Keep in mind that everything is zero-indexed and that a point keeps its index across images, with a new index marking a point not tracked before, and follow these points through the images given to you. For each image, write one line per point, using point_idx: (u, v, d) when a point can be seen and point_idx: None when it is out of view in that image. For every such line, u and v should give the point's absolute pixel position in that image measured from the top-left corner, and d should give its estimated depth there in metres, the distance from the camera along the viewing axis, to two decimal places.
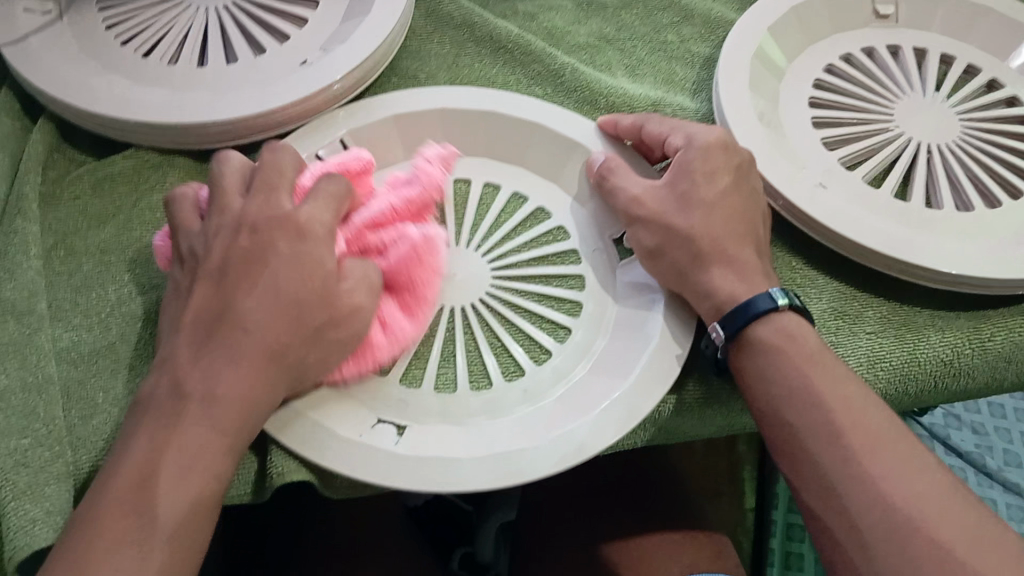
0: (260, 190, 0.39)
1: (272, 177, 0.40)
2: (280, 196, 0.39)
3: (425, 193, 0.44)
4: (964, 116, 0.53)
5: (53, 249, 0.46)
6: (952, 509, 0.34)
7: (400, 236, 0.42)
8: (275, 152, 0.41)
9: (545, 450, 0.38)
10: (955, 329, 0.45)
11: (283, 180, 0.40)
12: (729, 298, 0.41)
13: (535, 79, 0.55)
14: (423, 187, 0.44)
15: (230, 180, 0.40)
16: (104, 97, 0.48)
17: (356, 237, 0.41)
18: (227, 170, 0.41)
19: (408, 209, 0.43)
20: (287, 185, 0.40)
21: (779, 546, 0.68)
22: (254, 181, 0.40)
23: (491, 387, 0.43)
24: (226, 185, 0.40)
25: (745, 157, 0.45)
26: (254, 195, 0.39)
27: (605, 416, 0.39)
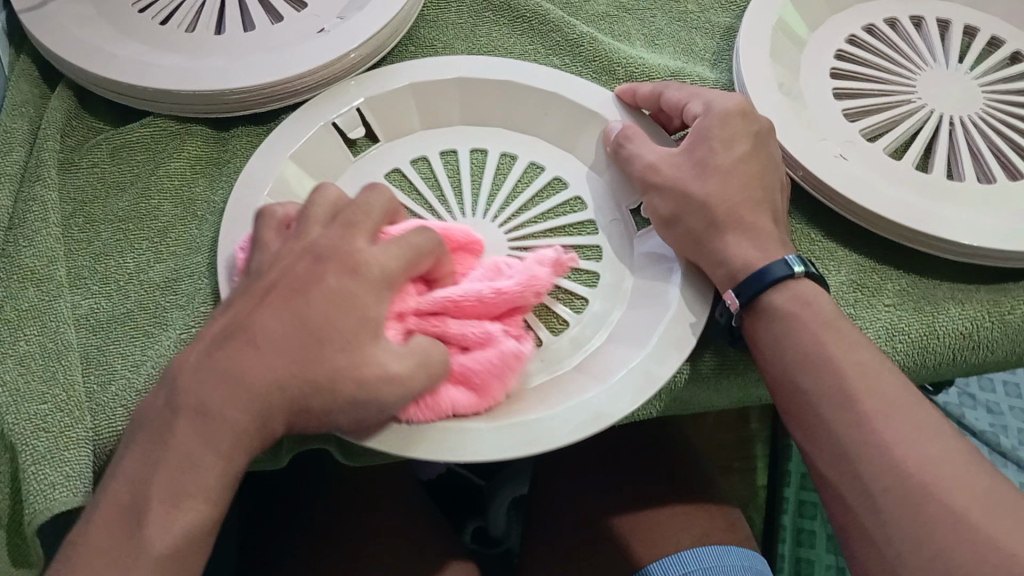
0: (341, 223, 0.37)
1: (357, 216, 0.37)
2: (357, 235, 0.37)
3: (520, 294, 0.40)
4: (987, 87, 0.52)
5: (71, 217, 0.46)
6: (970, 473, 0.34)
7: (477, 332, 0.38)
8: (374, 194, 0.39)
9: (562, 417, 0.38)
10: (974, 301, 0.45)
11: (366, 220, 0.37)
12: (745, 266, 0.41)
13: (554, 48, 0.54)
14: (524, 287, 0.40)
15: (319, 208, 0.38)
16: (121, 64, 0.48)
17: (431, 311, 0.38)
18: (320, 199, 0.38)
19: (499, 303, 0.39)
20: (371, 226, 0.37)
21: (791, 522, 0.71)
22: (341, 216, 0.37)
23: None
24: (312, 214, 0.38)
25: (763, 125, 0.45)
26: (333, 227, 0.37)
27: (622, 382, 0.39)
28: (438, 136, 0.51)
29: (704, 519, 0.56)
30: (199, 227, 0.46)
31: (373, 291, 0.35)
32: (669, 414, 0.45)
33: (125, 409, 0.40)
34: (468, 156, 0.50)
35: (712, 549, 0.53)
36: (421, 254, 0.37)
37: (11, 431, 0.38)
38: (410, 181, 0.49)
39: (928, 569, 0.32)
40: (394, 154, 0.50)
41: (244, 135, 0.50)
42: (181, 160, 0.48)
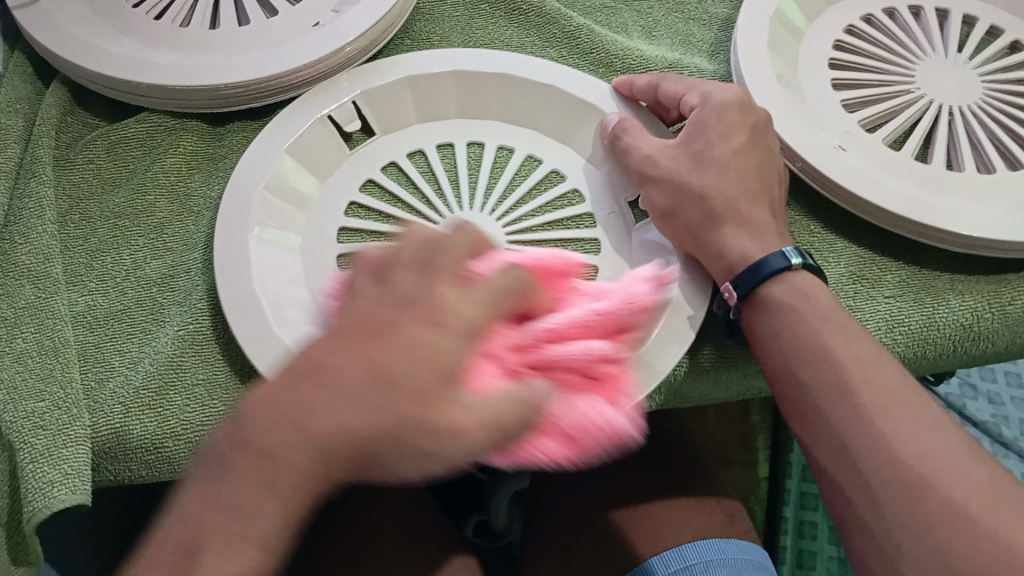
0: (428, 267, 0.34)
1: (440, 263, 0.34)
2: (439, 287, 0.33)
3: (622, 311, 0.36)
4: (986, 77, 0.52)
5: (67, 214, 0.46)
6: (970, 465, 0.34)
7: (586, 360, 0.34)
8: (459, 236, 0.36)
9: None
10: (974, 292, 0.45)
11: (450, 262, 0.34)
12: (742, 259, 0.41)
13: (551, 40, 0.54)
14: (625, 305, 0.36)
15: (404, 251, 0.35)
16: (116, 60, 0.47)
17: (530, 345, 0.34)
18: (405, 241, 0.35)
19: (601, 325, 0.35)
20: (451, 274, 0.34)
21: (793, 515, 0.69)
22: (426, 262, 0.34)
23: None
24: (398, 257, 0.34)
25: (761, 117, 0.44)
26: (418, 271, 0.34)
27: None
28: (435, 130, 0.51)
29: (706, 511, 0.56)
30: (195, 223, 0.46)
31: (456, 341, 0.31)
32: (668, 408, 0.45)
33: (123, 407, 0.39)
34: (465, 149, 0.50)
35: (712, 540, 0.53)
36: (507, 290, 0.33)
37: (9, 429, 0.38)
38: (407, 175, 0.49)
39: (928, 561, 0.32)
40: (391, 147, 0.50)
41: (240, 130, 0.49)
42: (177, 155, 0.48)
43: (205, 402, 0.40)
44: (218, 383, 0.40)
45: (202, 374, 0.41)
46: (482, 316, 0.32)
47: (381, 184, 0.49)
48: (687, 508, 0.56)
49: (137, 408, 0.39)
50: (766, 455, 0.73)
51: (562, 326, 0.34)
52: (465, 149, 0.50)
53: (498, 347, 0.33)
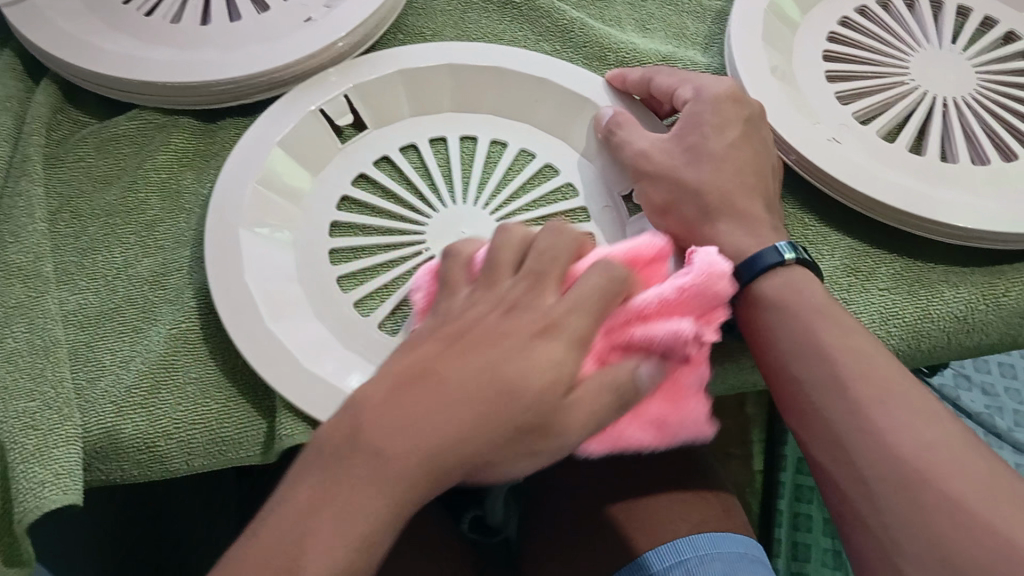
0: (533, 275, 0.35)
1: (542, 265, 0.35)
2: (544, 290, 0.34)
3: (705, 288, 0.35)
4: (980, 68, 0.52)
5: (58, 212, 0.46)
6: (966, 455, 0.34)
7: (674, 342, 0.34)
8: (547, 237, 0.36)
9: None
10: (969, 284, 0.45)
11: (553, 269, 0.35)
12: (735, 253, 0.41)
13: (543, 34, 0.54)
14: (707, 280, 0.35)
15: (505, 256, 0.36)
16: (107, 57, 0.47)
17: (624, 343, 0.34)
18: (504, 243, 0.37)
19: (686, 308, 0.35)
20: (557, 274, 0.35)
21: (787, 507, 0.69)
22: (526, 265, 0.35)
23: None
24: (498, 261, 0.36)
25: (755, 110, 0.44)
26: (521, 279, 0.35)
27: None
28: (428, 124, 0.50)
29: (703, 505, 0.56)
30: (187, 221, 0.46)
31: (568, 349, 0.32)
32: None
33: (115, 406, 0.39)
34: (458, 144, 0.50)
35: (707, 534, 0.53)
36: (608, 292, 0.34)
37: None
38: (400, 170, 0.49)
39: (923, 553, 0.32)
40: (384, 141, 0.50)
41: (232, 126, 0.49)
42: (168, 153, 0.48)
43: (198, 400, 0.40)
44: (211, 381, 0.40)
45: (195, 372, 0.40)
46: (589, 326, 0.33)
47: (374, 179, 0.48)
48: (680, 505, 0.55)
49: (129, 407, 0.39)
50: (761, 447, 0.73)
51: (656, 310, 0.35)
52: (458, 143, 0.50)
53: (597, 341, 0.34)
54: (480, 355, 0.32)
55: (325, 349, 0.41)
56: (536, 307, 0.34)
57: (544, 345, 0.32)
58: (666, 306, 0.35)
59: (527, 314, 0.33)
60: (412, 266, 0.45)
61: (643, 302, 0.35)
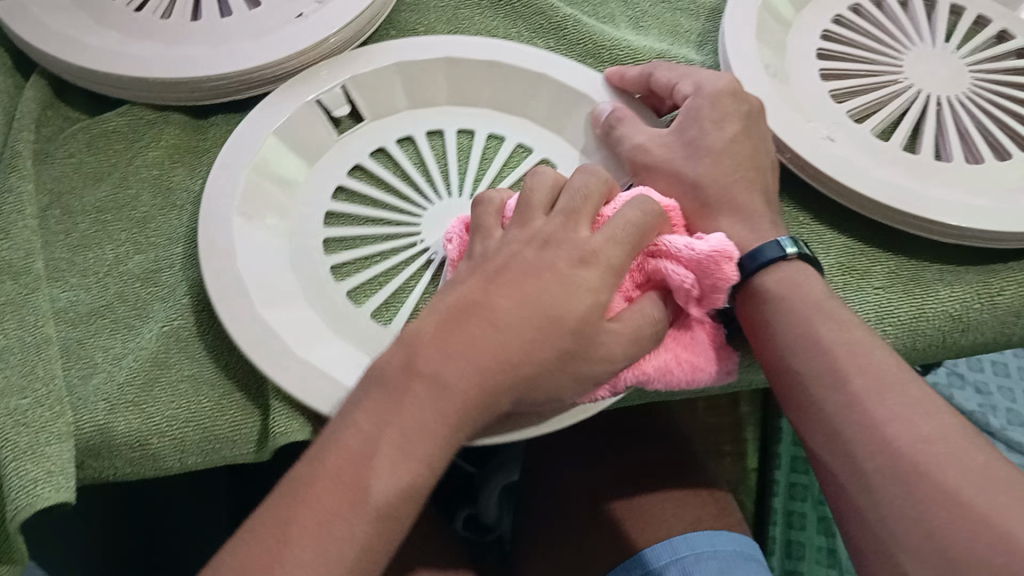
0: (566, 212, 0.37)
1: (577, 203, 0.37)
2: (579, 223, 0.37)
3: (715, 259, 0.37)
4: (974, 66, 0.52)
5: (49, 208, 0.45)
6: (965, 448, 0.33)
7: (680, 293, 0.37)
8: (580, 175, 0.39)
9: None
10: (964, 283, 0.45)
11: (588, 207, 0.37)
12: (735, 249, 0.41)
13: (537, 32, 0.53)
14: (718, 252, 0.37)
15: (540, 195, 0.38)
16: (97, 52, 0.47)
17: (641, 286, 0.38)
18: (538, 183, 0.39)
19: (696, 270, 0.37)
20: (590, 211, 0.38)
21: (782, 506, 0.70)
22: (561, 204, 0.38)
23: None
24: (532, 199, 0.38)
25: (753, 105, 0.44)
26: (557, 215, 0.37)
27: None
28: (424, 116, 0.50)
29: (698, 502, 0.56)
30: (179, 217, 0.45)
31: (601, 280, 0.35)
32: (659, 399, 0.44)
33: (108, 404, 0.39)
34: (454, 138, 0.49)
35: (702, 532, 0.53)
36: (636, 230, 0.36)
37: None
38: (397, 162, 0.49)
39: (922, 546, 0.32)
40: (379, 133, 0.49)
41: (223, 123, 0.49)
42: (159, 149, 0.47)
43: (191, 397, 0.40)
44: (204, 379, 0.40)
45: (188, 370, 0.40)
46: (622, 257, 0.36)
47: (369, 170, 0.48)
48: (678, 500, 0.55)
49: (122, 405, 0.39)
50: (755, 445, 0.73)
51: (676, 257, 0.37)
52: (455, 137, 0.49)
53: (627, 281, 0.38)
54: (523, 290, 0.35)
55: (319, 344, 0.40)
56: (573, 239, 0.36)
57: (584, 276, 0.35)
58: (680, 262, 0.37)
59: (565, 246, 0.36)
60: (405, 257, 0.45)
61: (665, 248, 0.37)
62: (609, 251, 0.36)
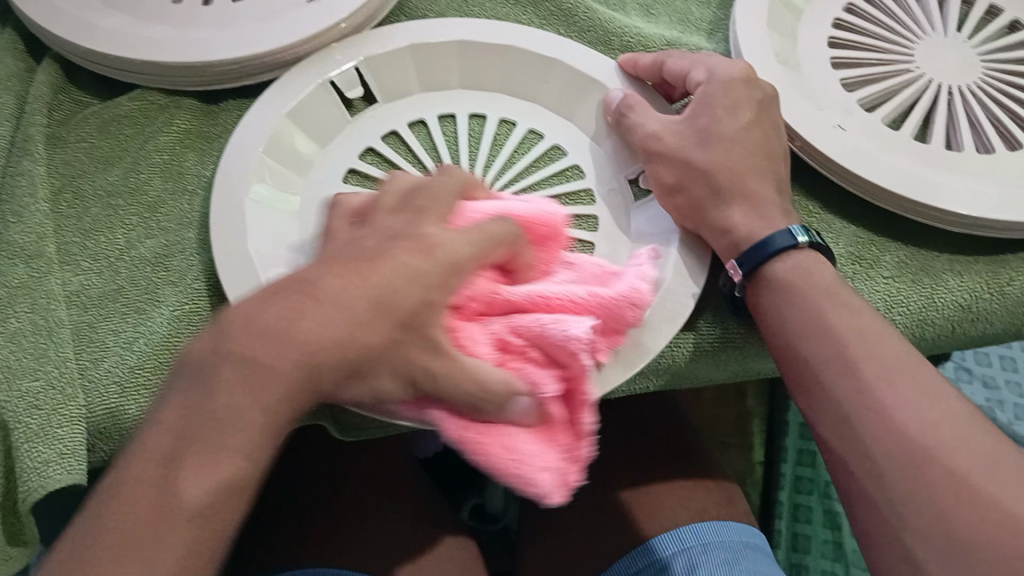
0: (412, 206, 0.36)
1: (428, 202, 0.36)
2: (427, 220, 0.35)
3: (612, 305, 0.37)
4: (986, 56, 0.52)
5: (60, 192, 0.45)
6: (974, 435, 0.34)
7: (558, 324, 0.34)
8: (442, 177, 0.38)
9: None
10: (974, 273, 0.45)
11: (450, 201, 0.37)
12: (747, 235, 0.41)
13: (548, 18, 0.53)
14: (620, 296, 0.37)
15: (398, 184, 0.38)
16: (108, 36, 0.47)
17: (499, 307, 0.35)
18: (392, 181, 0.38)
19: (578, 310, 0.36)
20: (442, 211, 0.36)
21: (788, 498, 0.70)
22: (413, 201, 0.36)
23: None
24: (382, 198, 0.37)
25: (767, 92, 0.44)
26: (400, 211, 0.36)
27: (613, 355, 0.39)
28: (438, 98, 0.50)
29: (703, 492, 0.56)
30: (189, 203, 0.45)
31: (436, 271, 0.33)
32: (664, 388, 0.45)
33: (120, 388, 0.39)
34: (466, 122, 0.50)
35: (708, 522, 0.53)
36: (495, 242, 0.35)
37: (4, 408, 0.37)
38: (408, 145, 0.49)
39: (932, 532, 0.32)
40: (392, 115, 0.49)
41: (234, 108, 0.49)
42: (170, 134, 0.47)
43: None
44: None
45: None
46: (467, 252, 0.34)
47: (380, 153, 0.48)
48: (681, 490, 0.56)
49: (134, 387, 0.39)
50: (761, 439, 0.73)
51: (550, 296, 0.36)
52: (466, 121, 0.50)
53: (479, 297, 0.35)
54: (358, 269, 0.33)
55: None
56: (417, 234, 0.34)
57: (420, 265, 0.33)
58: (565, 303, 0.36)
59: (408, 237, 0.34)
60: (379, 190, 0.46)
61: (553, 294, 0.36)
62: (454, 244, 0.34)
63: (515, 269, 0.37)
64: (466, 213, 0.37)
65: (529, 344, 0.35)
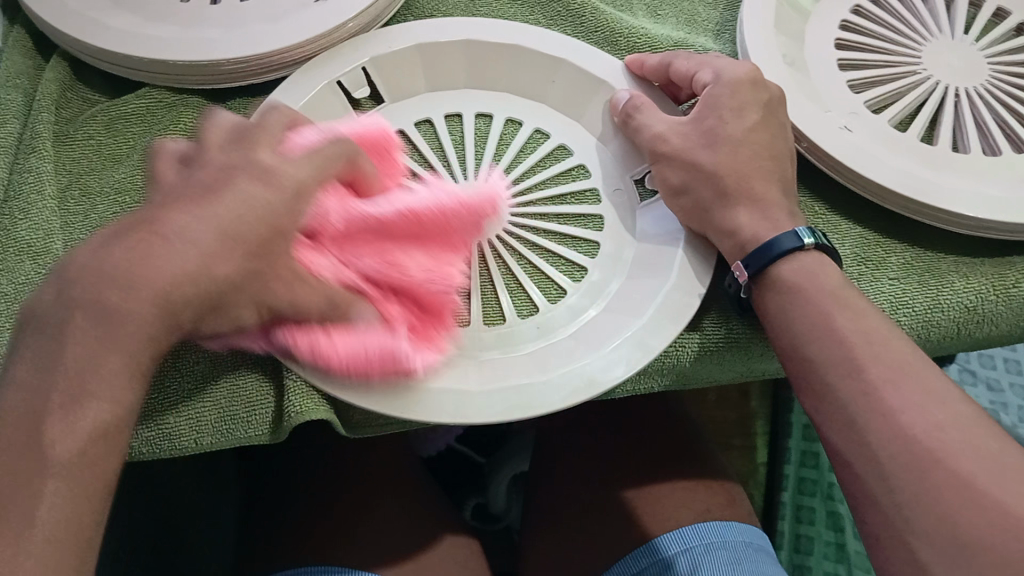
0: (242, 138, 0.37)
1: (260, 135, 0.37)
2: (259, 150, 0.36)
3: (465, 212, 0.40)
4: (993, 59, 0.52)
5: (67, 189, 0.45)
6: (981, 438, 0.34)
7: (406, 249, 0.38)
8: (271, 113, 0.39)
9: (558, 383, 0.39)
10: (980, 275, 0.45)
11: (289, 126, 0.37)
12: (753, 238, 0.41)
13: (555, 18, 0.53)
14: (467, 203, 0.40)
15: (217, 130, 0.37)
16: (115, 34, 0.47)
17: (349, 224, 0.36)
18: (217, 124, 0.38)
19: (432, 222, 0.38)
20: (273, 141, 0.37)
21: (790, 500, 0.70)
22: (241, 137, 0.37)
23: (504, 321, 0.43)
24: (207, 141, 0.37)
25: (773, 93, 0.44)
26: (235, 143, 0.36)
27: (618, 354, 0.40)
28: (444, 99, 0.50)
29: (707, 493, 0.56)
30: None
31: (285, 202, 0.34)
32: (670, 388, 0.45)
33: None
34: (472, 121, 0.50)
35: (711, 523, 0.53)
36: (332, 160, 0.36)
37: None
38: (415, 145, 0.49)
39: (937, 534, 0.32)
40: (399, 115, 0.49)
41: (239, 107, 0.49)
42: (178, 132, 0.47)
43: (213, 380, 0.40)
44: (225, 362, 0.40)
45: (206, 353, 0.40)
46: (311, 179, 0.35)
47: None
48: (682, 491, 0.56)
49: None
50: (765, 440, 0.74)
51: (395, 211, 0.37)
52: (474, 121, 0.50)
53: (332, 213, 0.36)
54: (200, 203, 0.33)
55: None
56: (254, 163, 0.35)
57: (257, 191, 0.34)
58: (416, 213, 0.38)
59: (249, 170, 0.35)
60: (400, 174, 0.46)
61: (414, 206, 0.38)
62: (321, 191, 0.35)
63: (357, 182, 0.38)
64: (296, 138, 0.37)
65: (378, 255, 0.37)
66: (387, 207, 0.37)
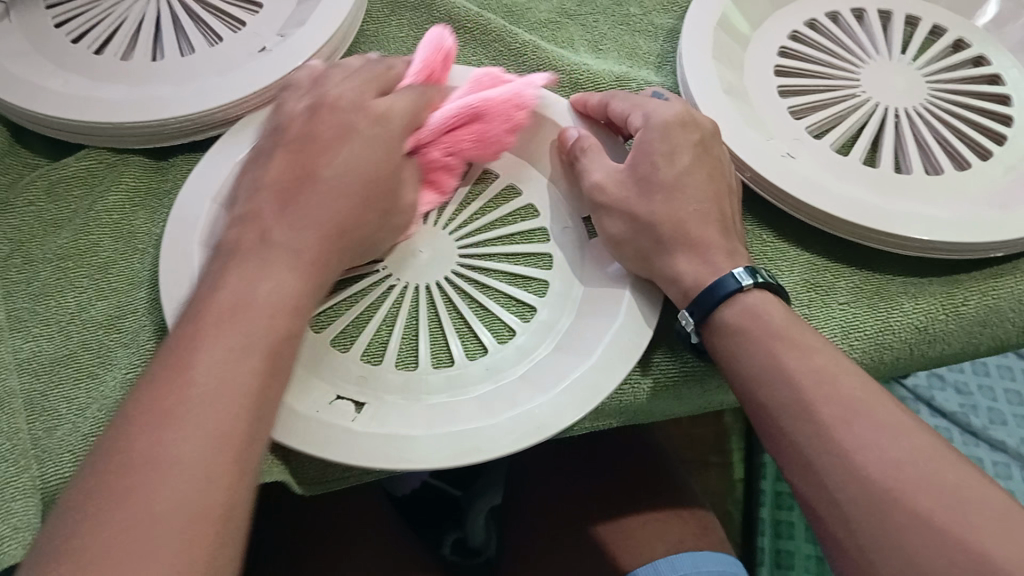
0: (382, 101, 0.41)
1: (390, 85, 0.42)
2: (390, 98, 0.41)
3: (504, 103, 0.44)
4: (930, 77, 0.53)
5: (9, 257, 0.45)
6: (938, 470, 0.34)
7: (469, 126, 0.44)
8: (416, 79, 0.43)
9: (504, 429, 0.38)
10: (929, 295, 0.45)
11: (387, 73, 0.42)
12: (696, 284, 0.41)
13: (497, 59, 0.53)
14: (509, 96, 0.44)
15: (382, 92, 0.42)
16: (53, 100, 0.47)
17: (428, 136, 0.43)
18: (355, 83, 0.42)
19: (484, 110, 0.44)
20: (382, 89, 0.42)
21: (769, 515, 0.70)
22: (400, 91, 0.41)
23: (452, 364, 0.43)
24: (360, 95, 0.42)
25: (707, 130, 0.44)
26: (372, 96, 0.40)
27: (564, 396, 0.39)
28: None
29: (679, 524, 0.57)
30: (141, 261, 0.45)
31: None
32: (630, 423, 0.45)
33: (72, 455, 0.39)
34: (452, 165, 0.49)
35: (688, 555, 0.54)
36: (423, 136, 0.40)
37: None
38: None
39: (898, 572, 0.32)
40: None
41: (183, 163, 0.48)
42: (119, 193, 0.47)
43: None
44: None
45: None
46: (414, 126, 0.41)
47: None
48: (655, 523, 0.57)
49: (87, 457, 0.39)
50: (740, 456, 0.79)
51: (445, 122, 0.43)
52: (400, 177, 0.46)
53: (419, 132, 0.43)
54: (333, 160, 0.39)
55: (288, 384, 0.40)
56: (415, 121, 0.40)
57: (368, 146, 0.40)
58: (468, 108, 0.43)
59: None
60: (414, 313, 0.45)
61: (466, 105, 0.43)
62: None
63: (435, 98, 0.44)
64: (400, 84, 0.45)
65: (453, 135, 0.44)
66: (448, 113, 0.43)
